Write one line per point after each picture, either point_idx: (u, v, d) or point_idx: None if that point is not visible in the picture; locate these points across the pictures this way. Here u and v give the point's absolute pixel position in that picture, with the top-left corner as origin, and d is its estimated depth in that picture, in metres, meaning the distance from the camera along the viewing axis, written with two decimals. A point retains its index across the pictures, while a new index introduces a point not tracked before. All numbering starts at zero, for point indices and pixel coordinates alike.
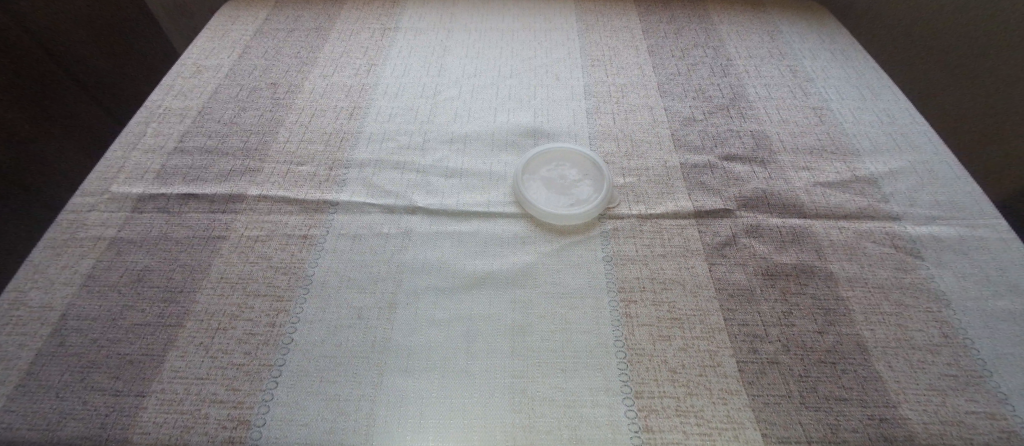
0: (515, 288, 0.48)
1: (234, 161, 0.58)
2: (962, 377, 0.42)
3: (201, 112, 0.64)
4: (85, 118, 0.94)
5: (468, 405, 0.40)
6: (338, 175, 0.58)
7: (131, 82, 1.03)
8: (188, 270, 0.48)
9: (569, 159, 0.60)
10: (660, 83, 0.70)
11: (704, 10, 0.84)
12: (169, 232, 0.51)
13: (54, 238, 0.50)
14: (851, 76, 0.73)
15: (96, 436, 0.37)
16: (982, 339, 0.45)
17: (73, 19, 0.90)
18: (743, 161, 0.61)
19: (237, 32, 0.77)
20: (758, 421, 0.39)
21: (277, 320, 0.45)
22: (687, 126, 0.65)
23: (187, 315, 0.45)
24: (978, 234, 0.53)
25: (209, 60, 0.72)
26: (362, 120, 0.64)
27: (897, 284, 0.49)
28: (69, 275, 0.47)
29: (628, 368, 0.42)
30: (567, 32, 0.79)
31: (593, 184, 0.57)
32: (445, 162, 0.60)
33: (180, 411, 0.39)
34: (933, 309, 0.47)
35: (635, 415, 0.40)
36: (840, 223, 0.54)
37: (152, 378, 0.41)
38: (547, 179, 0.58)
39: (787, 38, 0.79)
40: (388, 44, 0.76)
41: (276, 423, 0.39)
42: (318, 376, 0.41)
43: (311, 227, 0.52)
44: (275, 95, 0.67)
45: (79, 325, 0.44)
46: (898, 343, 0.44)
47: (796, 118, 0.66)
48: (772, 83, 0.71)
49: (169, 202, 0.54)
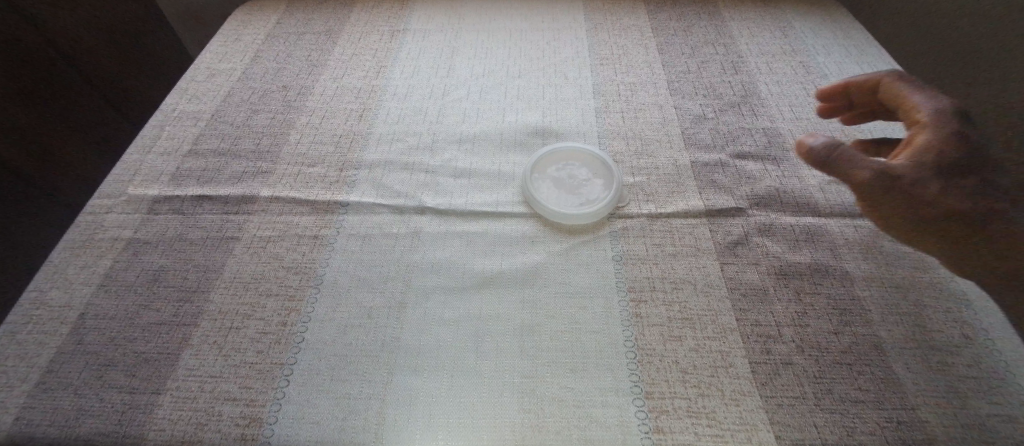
0: (524, 288, 0.48)
1: (247, 163, 0.59)
2: (983, 379, 0.41)
3: (214, 115, 0.65)
4: (104, 122, 0.96)
5: (477, 405, 0.40)
6: (348, 176, 0.58)
7: (148, 86, 1.05)
8: (202, 270, 0.49)
9: (581, 157, 0.60)
10: (671, 82, 0.70)
11: (714, 7, 0.83)
12: (184, 233, 0.52)
13: (73, 239, 0.51)
14: (866, 71, 0.71)
15: (114, 433, 0.38)
16: (1003, 340, 0.43)
17: (93, 30, 0.92)
18: (755, 159, 0.60)
19: (250, 36, 0.79)
20: (772, 423, 0.39)
21: (289, 319, 0.46)
22: (698, 125, 0.64)
23: (201, 314, 0.46)
24: None
25: (222, 64, 0.73)
26: (371, 122, 0.65)
27: (915, 284, 0.48)
28: (87, 275, 0.48)
29: (638, 368, 0.42)
30: (576, 31, 0.79)
31: (604, 182, 0.57)
32: (454, 162, 0.60)
33: (194, 409, 0.40)
34: (953, 309, 0.46)
35: (646, 415, 0.39)
36: (855, 221, 0.53)
37: (168, 376, 0.42)
38: (558, 179, 0.57)
39: (800, 33, 0.78)
40: (397, 45, 0.77)
41: (288, 421, 0.39)
42: (329, 376, 0.42)
43: (321, 228, 0.53)
44: (287, 97, 0.68)
45: (98, 323, 0.45)
46: (915, 344, 0.43)
47: (809, 115, 0.65)
48: (785, 80, 0.70)
49: (184, 203, 0.55)
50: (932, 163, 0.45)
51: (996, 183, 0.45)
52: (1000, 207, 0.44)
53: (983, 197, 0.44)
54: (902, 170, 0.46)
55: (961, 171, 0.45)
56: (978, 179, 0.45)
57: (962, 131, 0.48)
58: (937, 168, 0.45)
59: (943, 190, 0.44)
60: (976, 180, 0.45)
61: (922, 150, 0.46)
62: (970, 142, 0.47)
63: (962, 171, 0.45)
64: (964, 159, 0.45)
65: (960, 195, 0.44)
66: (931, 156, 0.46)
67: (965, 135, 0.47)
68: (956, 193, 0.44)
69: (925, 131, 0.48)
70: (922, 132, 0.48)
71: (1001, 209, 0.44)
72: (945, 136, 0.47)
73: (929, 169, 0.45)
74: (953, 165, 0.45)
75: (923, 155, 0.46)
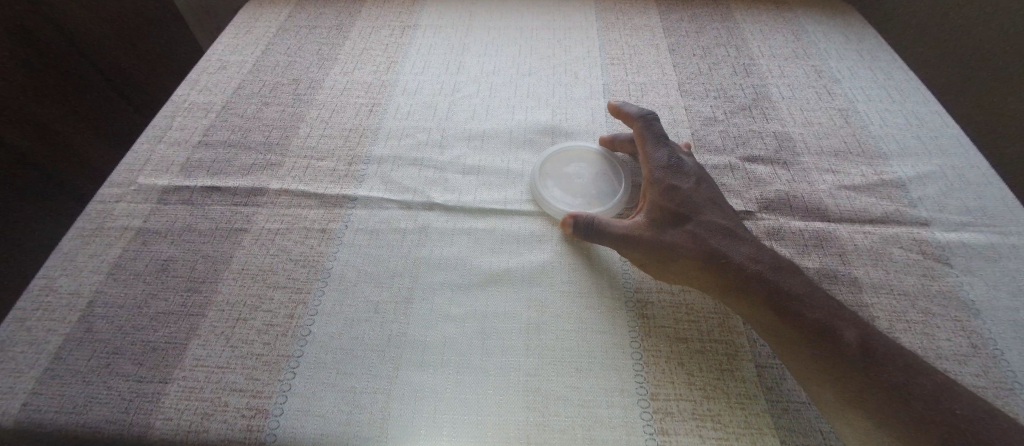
0: (531, 285, 0.48)
1: (256, 155, 0.59)
2: (990, 389, 0.41)
3: (225, 107, 0.65)
4: (113, 112, 0.96)
5: (482, 401, 0.40)
6: (357, 170, 0.58)
7: (157, 77, 1.05)
8: (210, 261, 0.49)
9: (589, 156, 0.60)
10: (681, 83, 0.69)
11: (726, 9, 0.82)
12: (194, 224, 0.52)
13: (83, 227, 0.52)
14: (879, 77, 0.71)
15: (121, 420, 0.39)
16: (1012, 350, 0.43)
17: (106, 21, 0.92)
18: (765, 163, 0.59)
19: (261, 28, 0.79)
20: (777, 428, 0.39)
21: (296, 311, 0.46)
22: (708, 126, 0.64)
23: (209, 305, 0.46)
24: (1011, 242, 0.51)
25: (233, 56, 0.73)
26: (380, 117, 0.65)
27: (925, 291, 0.47)
28: (97, 263, 0.49)
29: (644, 370, 0.42)
30: (587, 30, 0.79)
31: (612, 182, 0.57)
32: (462, 159, 0.60)
33: (200, 398, 0.40)
34: (961, 318, 0.45)
35: (651, 417, 0.39)
36: (865, 228, 0.53)
37: (175, 365, 0.42)
38: (566, 180, 0.57)
39: (812, 37, 0.77)
40: (408, 41, 0.77)
41: (293, 413, 0.39)
42: (335, 369, 0.42)
43: (330, 222, 0.53)
44: (297, 90, 0.68)
45: (106, 311, 0.45)
46: (923, 352, 0.43)
47: (820, 119, 0.65)
48: (797, 84, 0.69)
49: (194, 194, 0.55)
50: (649, 220, 0.47)
51: (736, 234, 0.46)
52: (715, 248, 0.45)
53: (702, 242, 0.45)
54: (635, 229, 0.47)
55: (685, 223, 0.47)
56: (692, 224, 0.47)
57: (680, 184, 0.50)
58: (656, 224, 0.47)
59: (676, 240, 0.45)
60: (702, 228, 0.46)
61: (649, 207, 0.49)
62: (684, 194, 0.49)
63: (681, 223, 0.47)
64: (680, 210, 0.47)
65: (685, 241, 0.45)
66: (656, 216, 0.48)
67: (680, 187, 0.49)
68: (681, 235, 0.46)
69: (649, 190, 0.50)
70: (648, 191, 0.50)
71: (713, 247, 0.45)
72: (663, 192, 0.49)
73: (648, 225, 0.47)
74: (672, 221, 0.47)
75: (652, 210, 0.48)
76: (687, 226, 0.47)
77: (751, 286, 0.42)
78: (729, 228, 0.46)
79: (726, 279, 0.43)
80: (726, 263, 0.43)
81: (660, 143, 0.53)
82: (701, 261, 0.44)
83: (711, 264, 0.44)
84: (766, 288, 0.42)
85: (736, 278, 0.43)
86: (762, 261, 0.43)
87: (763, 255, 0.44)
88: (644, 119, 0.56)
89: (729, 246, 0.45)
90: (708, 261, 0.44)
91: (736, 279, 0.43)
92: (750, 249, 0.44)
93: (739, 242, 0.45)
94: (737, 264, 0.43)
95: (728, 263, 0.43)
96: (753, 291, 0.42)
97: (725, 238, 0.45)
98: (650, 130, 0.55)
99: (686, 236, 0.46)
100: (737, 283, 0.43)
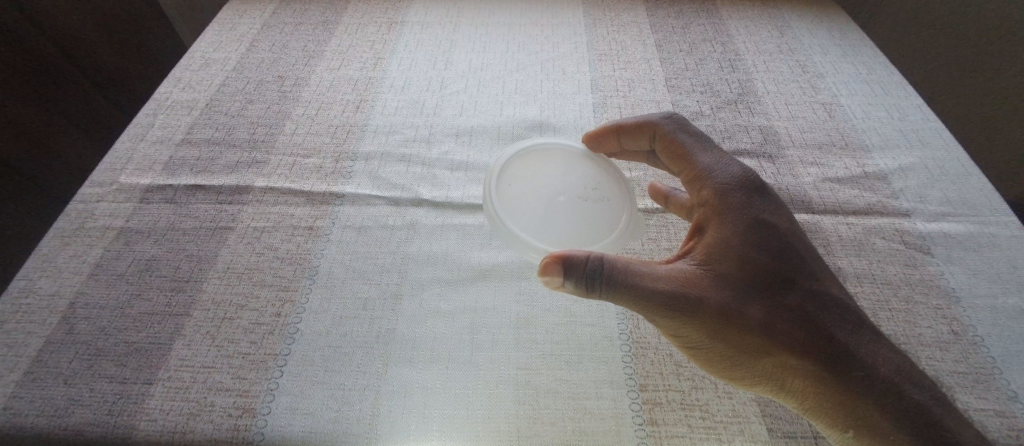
0: (520, 280, 0.48)
1: (241, 153, 0.58)
2: (972, 374, 0.42)
3: (208, 105, 0.64)
4: (96, 113, 0.94)
5: (472, 401, 0.40)
6: (344, 167, 0.58)
7: (141, 76, 1.04)
8: (194, 261, 0.48)
9: (568, 164, 0.51)
10: (668, 78, 0.70)
11: (712, 5, 0.83)
12: (178, 223, 0.51)
13: (63, 227, 0.50)
14: (862, 72, 0.72)
15: (104, 423, 0.38)
16: (991, 336, 0.44)
17: (90, 19, 0.91)
18: (750, 156, 0.60)
19: (245, 26, 0.77)
20: (764, 415, 0.39)
21: (283, 310, 0.45)
22: (694, 121, 0.64)
23: (193, 304, 0.45)
24: (988, 231, 0.52)
25: (216, 53, 0.72)
26: (368, 114, 0.64)
27: (907, 281, 0.48)
28: (78, 264, 0.48)
29: (633, 361, 0.42)
30: (574, 27, 0.79)
31: (604, 200, 0.49)
32: (450, 155, 0.60)
33: (186, 399, 0.39)
34: (942, 306, 0.46)
35: (640, 407, 0.39)
36: (849, 219, 0.54)
37: (160, 366, 0.41)
38: (547, 198, 0.47)
39: (796, 33, 0.78)
40: (394, 38, 0.76)
41: (281, 412, 0.39)
42: (323, 367, 0.41)
43: (317, 219, 0.52)
44: (282, 88, 0.67)
45: (88, 313, 0.44)
46: (905, 339, 0.44)
47: (805, 114, 0.65)
48: (781, 79, 0.70)
49: (177, 193, 0.54)
50: (718, 273, 0.38)
51: (865, 326, 0.37)
52: (841, 345, 0.36)
53: (817, 331, 0.36)
54: (696, 284, 0.37)
55: (780, 288, 0.38)
56: (797, 298, 0.38)
57: (761, 220, 0.41)
58: (730, 283, 0.38)
59: (768, 317, 0.37)
60: (813, 306, 0.37)
61: (716, 253, 0.39)
62: (773, 242, 0.40)
63: (773, 287, 0.38)
64: (768, 267, 0.39)
65: (786, 321, 0.37)
66: (723, 269, 0.38)
67: (763, 227, 0.40)
68: (770, 307, 0.37)
69: (713, 227, 0.41)
70: (712, 228, 0.41)
71: (841, 346, 0.36)
72: (739, 235, 0.40)
73: (717, 281, 0.38)
74: (755, 279, 0.38)
75: (720, 260, 0.39)
76: (788, 299, 0.38)
77: (905, 417, 0.33)
78: (854, 315, 0.38)
79: (862, 394, 0.34)
80: (859, 372, 0.35)
81: (718, 157, 0.45)
82: (816, 359, 0.36)
83: (838, 369, 0.35)
84: (930, 426, 0.32)
85: (875, 401, 0.34)
86: (910, 376, 0.34)
87: (907, 364, 0.35)
88: (672, 122, 0.49)
89: (858, 343, 0.36)
90: (827, 361, 0.35)
91: (880, 402, 0.33)
92: (889, 353, 0.36)
93: (872, 340, 0.36)
94: (885, 381, 0.34)
95: (866, 373, 0.34)
96: (903, 422, 0.32)
97: (852, 331, 0.36)
98: (692, 139, 0.47)
99: (785, 313, 0.37)
100: (878, 404, 0.33)
